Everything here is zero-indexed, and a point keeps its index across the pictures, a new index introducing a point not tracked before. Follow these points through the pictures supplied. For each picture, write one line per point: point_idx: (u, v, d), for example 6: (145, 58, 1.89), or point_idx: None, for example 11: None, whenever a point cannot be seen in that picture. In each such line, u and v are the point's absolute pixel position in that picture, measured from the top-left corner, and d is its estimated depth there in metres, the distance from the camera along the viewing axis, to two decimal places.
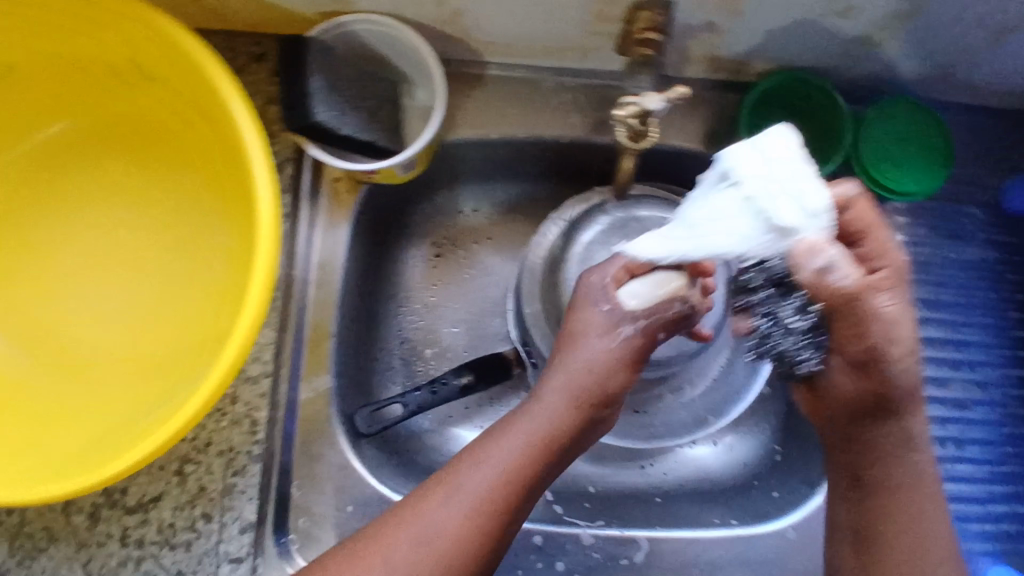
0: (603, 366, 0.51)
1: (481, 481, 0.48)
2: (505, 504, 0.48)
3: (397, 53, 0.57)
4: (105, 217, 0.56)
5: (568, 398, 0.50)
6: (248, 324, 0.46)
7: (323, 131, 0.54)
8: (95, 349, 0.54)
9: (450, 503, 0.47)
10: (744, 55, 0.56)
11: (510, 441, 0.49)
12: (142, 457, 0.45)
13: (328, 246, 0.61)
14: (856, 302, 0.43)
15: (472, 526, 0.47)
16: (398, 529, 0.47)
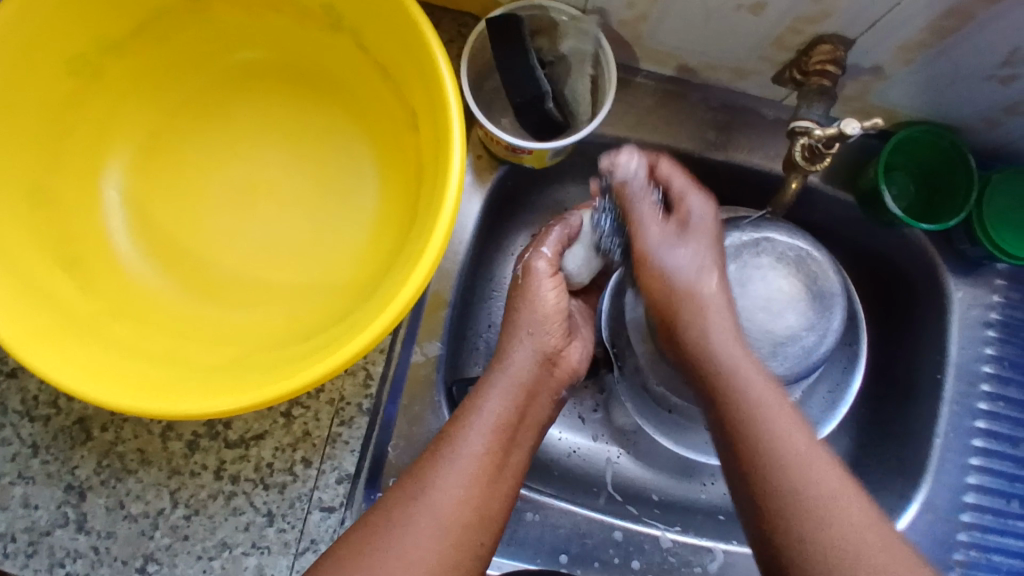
0: (527, 342, 0.56)
1: (470, 463, 0.50)
2: (492, 467, 0.51)
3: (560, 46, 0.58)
4: (258, 153, 0.57)
5: (530, 359, 0.56)
6: (419, 279, 0.47)
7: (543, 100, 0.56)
8: (233, 277, 0.55)
9: (446, 486, 0.49)
10: (891, 104, 0.59)
11: (485, 418, 0.52)
12: (290, 390, 0.46)
13: (459, 220, 0.62)
14: (651, 253, 0.51)
15: (472, 492, 0.50)
16: (404, 514, 0.48)
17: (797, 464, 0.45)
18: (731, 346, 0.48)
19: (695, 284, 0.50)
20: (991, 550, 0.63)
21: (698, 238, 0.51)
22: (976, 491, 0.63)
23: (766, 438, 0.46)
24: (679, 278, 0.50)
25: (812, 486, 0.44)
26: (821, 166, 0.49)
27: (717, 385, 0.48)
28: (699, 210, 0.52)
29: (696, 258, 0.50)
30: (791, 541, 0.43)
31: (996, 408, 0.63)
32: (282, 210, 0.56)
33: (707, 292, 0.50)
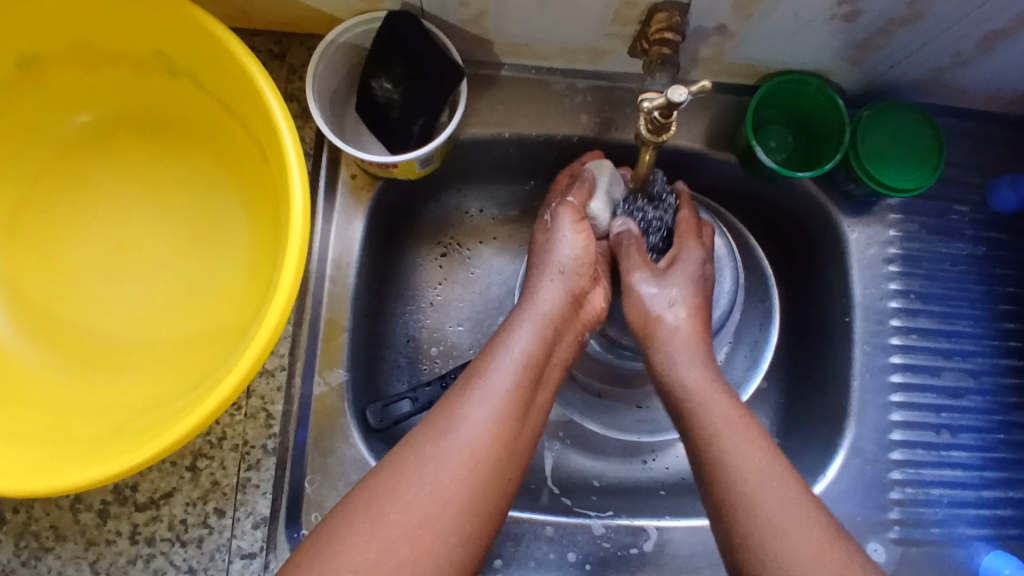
0: (550, 280, 0.57)
1: (499, 394, 0.50)
2: (519, 398, 0.51)
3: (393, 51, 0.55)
4: (123, 210, 0.57)
5: (561, 296, 0.57)
6: (279, 313, 0.47)
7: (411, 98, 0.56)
8: (112, 340, 0.55)
9: (473, 416, 0.49)
10: (748, 59, 0.59)
11: (515, 353, 0.53)
12: (166, 446, 0.45)
13: (343, 243, 0.61)
14: (635, 284, 0.58)
15: (498, 421, 0.49)
16: (433, 450, 0.48)
17: (748, 458, 0.48)
18: (695, 375, 0.54)
19: (671, 324, 0.56)
20: (929, 484, 0.63)
21: (677, 283, 0.57)
22: (902, 428, 0.63)
23: (726, 435, 0.50)
24: (655, 304, 0.57)
25: (760, 488, 0.47)
26: (667, 136, 0.49)
27: (688, 424, 0.52)
28: (691, 252, 0.59)
29: (679, 291, 0.57)
30: (739, 528, 0.46)
31: (909, 341, 0.63)
32: (154, 262, 0.56)
33: (680, 330, 0.56)
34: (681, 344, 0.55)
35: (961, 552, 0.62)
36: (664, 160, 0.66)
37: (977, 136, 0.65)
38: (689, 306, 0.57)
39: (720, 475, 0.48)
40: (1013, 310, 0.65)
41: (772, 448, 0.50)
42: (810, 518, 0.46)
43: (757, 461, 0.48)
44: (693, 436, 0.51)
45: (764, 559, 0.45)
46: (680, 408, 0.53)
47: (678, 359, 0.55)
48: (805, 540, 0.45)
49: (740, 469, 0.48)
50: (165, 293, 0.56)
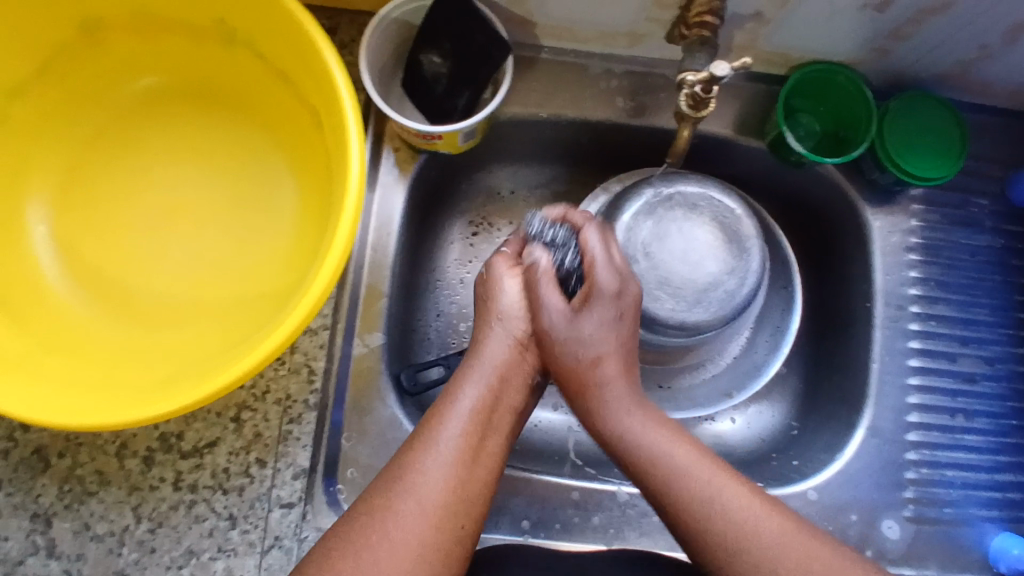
0: (503, 322, 0.56)
1: (451, 443, 0.50)
2: (466, 453, 0.50)
3: (442, 27, 0.58)
4: (177, 173, 0.60)
5: (507, 343, 0.55)
6: (331, 268, 0.49)
7: (455, 74, 0.59)
8: (162, 295, 0.58)
9: (433, 468, 0.49)
10: (779, 47, 0.62)
11: (462, 407, 0.52)
12: (219, 389, 0.48)
13: (385, 212, 0.64)
14: (547, 332, 0.54)
15: (449, 485, 0.48)
16: (383, 510, 0.47)
17: (691, 470, 0.50)
18: (625, 417, 0.53)
19: (586, 373, 0.54)
20: (943, 466, 0.65)
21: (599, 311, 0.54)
22: (919, 410, 0.65)
23: (655, 445, 0.52)
24: (571, 356, 0.54)
25: (704, 486, 0.50)
26: (706, 111, 0.51)
27: (624, 455, 0.52)
28: (604, 284, 0.54)
29: (599, 334, 0.54)
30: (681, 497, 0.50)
31: (927, 327, 0.65)
32: (201, 227, 0.59)
33: (598, 372, 0.53)
34: (603, 388, 0.54)
35: (972, 531, 0.64)
36: (695, 146, 0.69)
37: (998, 131, 0.68)
38: (608, 351, 0.54)
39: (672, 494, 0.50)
40: None
41: (707, 454, 0.52)
42: (763, 514, 0.48)
43: (703, 473, 0.50)
44: (630, 460, 0.52)
45: (731, 549, 0.48)
46: (616, 437, 0.53)
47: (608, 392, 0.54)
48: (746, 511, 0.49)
49: (685, 479, 0.50)
50: (215, 254, 0.59)
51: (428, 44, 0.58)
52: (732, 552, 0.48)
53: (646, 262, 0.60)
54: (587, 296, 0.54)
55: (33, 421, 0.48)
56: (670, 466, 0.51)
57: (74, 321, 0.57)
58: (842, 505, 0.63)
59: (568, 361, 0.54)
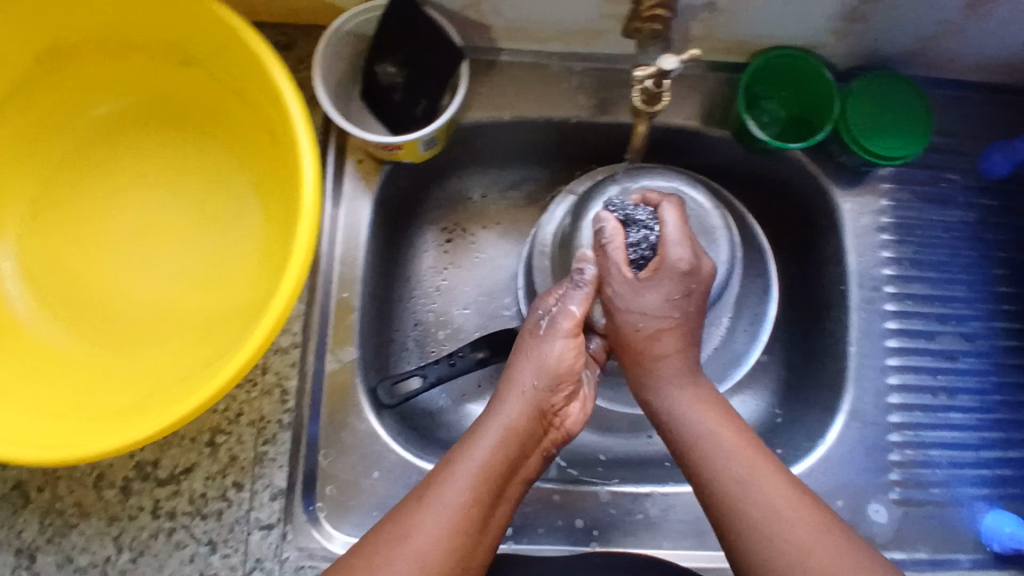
0: (527, 380, 0.55)
1: (455, 508, 0.48)
2: (470, 522, 0.48)
3: (395, 37, 0.57)
4: (141, 197, 0.59)
5: (531, 409, 0.54)
6: (290, 286, 0.49)
7: (411, 83, 0.59)
8: (132, 322, 0.57)
9: (433, 515, 0.48)
10: (737, 36, 0.61)
11: (473, 467, 0.50)
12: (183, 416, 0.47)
13: (351, 225, 0.63)
14: (610, 298, 0.56)
15: (449, 556, 0.47)
16: (387, 559, 0.46)
17: (715, 446, 0.51)
18: (678, 392, 0.54)
19: (640, 342, 0.55)
20: (927, 446, 0.64)
21: (664, 289, 0.55)
22: (899, 391, 0.64)
23: (714, 435, 0.52)
24: (627, 324, 0.55)
25: (747, 488, 0.49)
26: (660, 106, 0.51)
27: (678, 446, 0.53)
28: (674, 260, 0.55)
29: (659, 307, 0.55)
30: (729, 490, 0.49)
31: (904, 307, 0.65)
32: (168, 251, 0.59)
33: (653, 345, 0.55)
34: (656, 359, 0.55)
35: (961, 511, 0.64)
36: (661, 139, 0.68)
37: (967, 105, 0.67)
38: (661, 329, 0.55)
39: (696, 470, 0.51)
40: (1008, 275, 0.67)
41: (742, 434, 0.52)
42: (796, 514, 0.47)
43: (725, 448, 0.51)
44: (683, 448, 0.53)
45: (737, 521, 0.48)
46: (656, 413, 0.55)
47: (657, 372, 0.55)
48: (791, 520, 0.47)
49: (707, 457, 0.51)
50: (183, 279, 0.58)
51: (382, 55, 0.58)
52: (738, 523, 0.48)
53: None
54: (661, 267, 0.55)
55: (4, 459, 0.48)
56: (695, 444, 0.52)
57: (41, 354, 0.56)
58: (827, 493, 0.62)
59: (630, 331, 0.56)
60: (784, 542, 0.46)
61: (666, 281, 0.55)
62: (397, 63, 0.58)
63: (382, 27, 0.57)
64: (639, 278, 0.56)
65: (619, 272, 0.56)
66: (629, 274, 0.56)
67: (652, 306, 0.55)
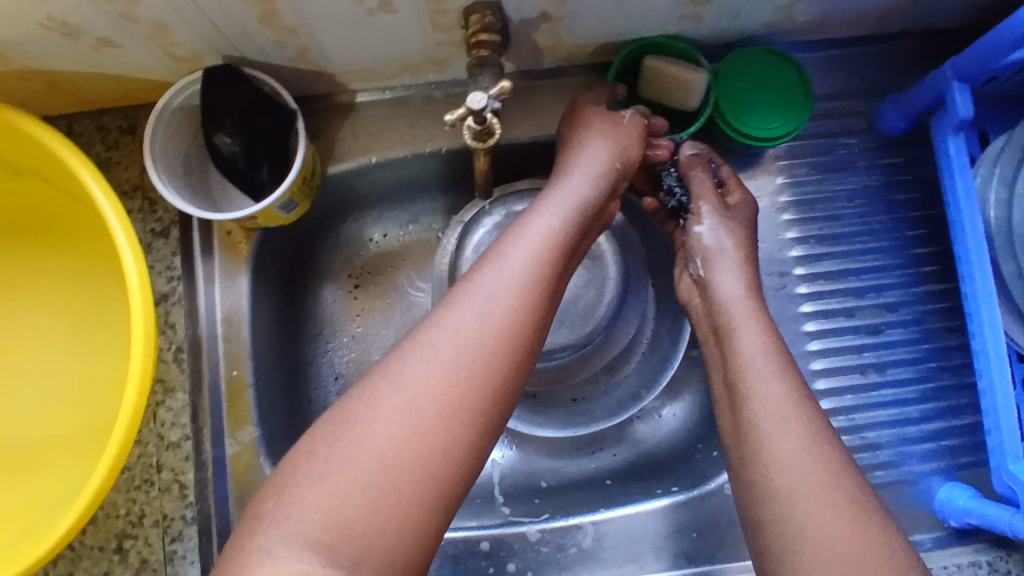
0: (574, 190, 0.52)
1: (501, 309, 0.44)
2: (518, 330, 0.44)
3: (220, 107, 0.55)
4: (4, 313, 0.57)
5: (575, 210, 0.51)
6: (135, 391, 0.47)
7: (252, 149, 0.56)
8: (10, 446, 0.55)
9: (468, 323, 0.43)
10: (587, 38, 0.58)
11: (515, 259, 0.47)
12: (43, 553, 0.46)
13: (230, 300, 0.61)
14: (704, 208, 0.57)
15: (483, 372, 0.43)
16: (407, 382, 0.41)
17: (758, 372, 0.49)
18: (741, 320, 0.52)
19: (716, 252, 0.56)
20: (864, 428, 0.61)
21: (729, 228, 0.57)
22: (825, 376, 0.61)
23: (767, 379, 0.48)
24: (716, 239, 0.56)
25: (787, 445, 0.46)
26: (493, 140, 0.49)
27: (733, 371, 0.50)
28: (740, 202, 0.59)
29: (730, 230, 0.56)
30: (761, 457, 0.46)
31: (815, 287, 0.62)
32: (41, 366, 0.57)
33: (726, 257, 0.55)
34: (720, 271, 0.55)
35: (914, 489, 0.61)
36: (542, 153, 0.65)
37: (853, 61, 0.63)
38: (730, 251, 0.56)
39: (738, 387, 0.49)
40: (928, 233, 0.63)
41: (787, 366, 0.49)
42: (831, 495, 0.44)
43: (782, 408, 0.47)
44: (735, 387, 0.50)
45: (765, 474, 0.46)
46: (716, 317, 0.53)
47: (725, 279, 0.54)
48: (824, 501, 0.44)
49: (748, 374, 0.49)
50: (56, 393, 0.56)
51: (213, 128, 0.56)
52: (758, 452, 0.47)
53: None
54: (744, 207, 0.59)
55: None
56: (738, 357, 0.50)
57: None
58: None
59: (708, 244, 0.56)
60: (811, 530, 0.43)
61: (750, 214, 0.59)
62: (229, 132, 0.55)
63: (207, 100, 0.55)
64: (711, 203, 0.57)
65: (708, 193, 0.57)
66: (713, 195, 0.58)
67: (716, 232, 0.56)
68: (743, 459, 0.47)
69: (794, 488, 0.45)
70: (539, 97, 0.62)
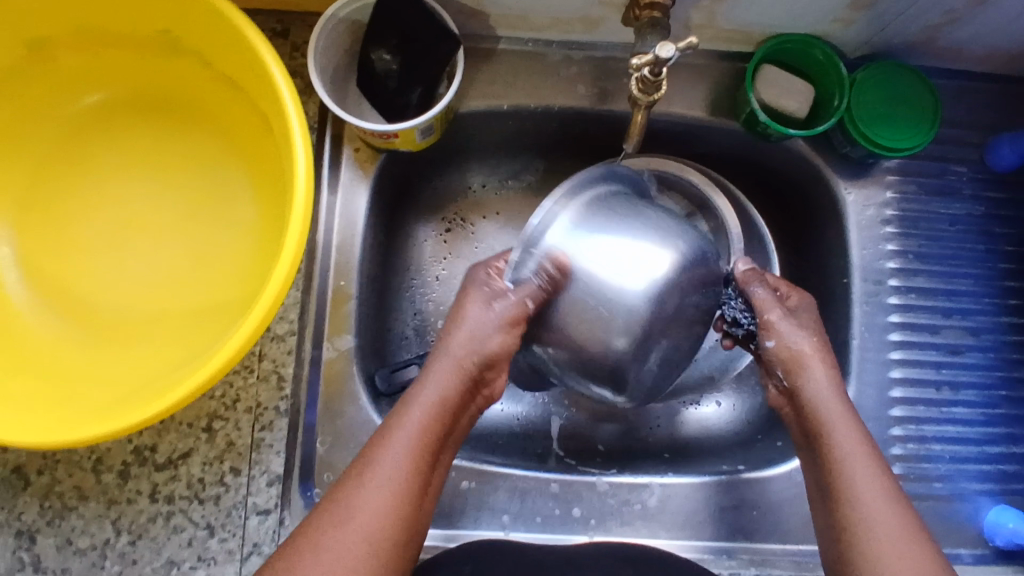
0: (444, 375, 0.51)
1: (399, 473, 0.47)
2: (410, 481, 0.48)
3: (390, 24, 0.57)
4: (127, 184, 0.59)
5: (459, 372, 0.51)
6: (286, 269, 0.49)
7: (408, 71, 0.58)
8: (122, 310, 0.57)
9: (361, 519, 0.46)
10: (738, 24, 0.60)
11: (400, 449, 0.48)
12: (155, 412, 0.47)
13: (348, 212, 0.64)
14: (773, 320, 0.55)
15: (393, 517, 0.46)
16: (324, 541, 0.45)
17: (858, 468, 0.50)
18: (834, 420, 0.52)
19: (798, 350, 0.54)
20: (930, 440, 0.63)
21: (802, 331, 0.55)
22: (901, 384, 0.64)
23: (859, 490, 0.49)
24: (794, 341, 0.54)
25: (888, 559, 0.47)
26: (656, 95, 0.51)
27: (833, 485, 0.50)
28: (801, 301, 0.57)
29: (806, 330, 0.55)
30: (865, 566, 0.47)
31: (907, 300, 0.64)
32: (161, 239, 0.58)
33: (811, 358, 0.54)
34: (810, 369, 0.53)
35: (965, 506, 0.63)
36: (662, 129, 0.68)
37: (975, 95, 0.66)
38: (812, 348, 0.54)
39: (840, 498, 0.50)
40: (1018, 269, 0.66)
41: (887, 469, 0.50)
42: None
43: (886, 516, 0.48)
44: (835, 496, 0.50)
45: None
46: (809, 424, 0.53)
47: (816, 389, 0.53)
48: None
49: (854, 485, 0.49)
50: (170, 266, 0.58)
51: (378, 43, 0.58)
52: (857, 554, 0.48)
53: (669, 308, 0.53)
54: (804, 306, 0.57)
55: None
56: (840, 465, 0.50)
57: (28, 338, 0.56)
58: None
59: (793, 347, 0.54)
60: None
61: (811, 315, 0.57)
62: (392, 50, 0.58)
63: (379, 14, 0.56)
64: (777, 307, 0.56)
65: (768, 303, 0.56)
66: (773, 299, 0.56)
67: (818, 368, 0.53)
68: (844, 561, 0.49)
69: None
70: (675, 76, 0.65)
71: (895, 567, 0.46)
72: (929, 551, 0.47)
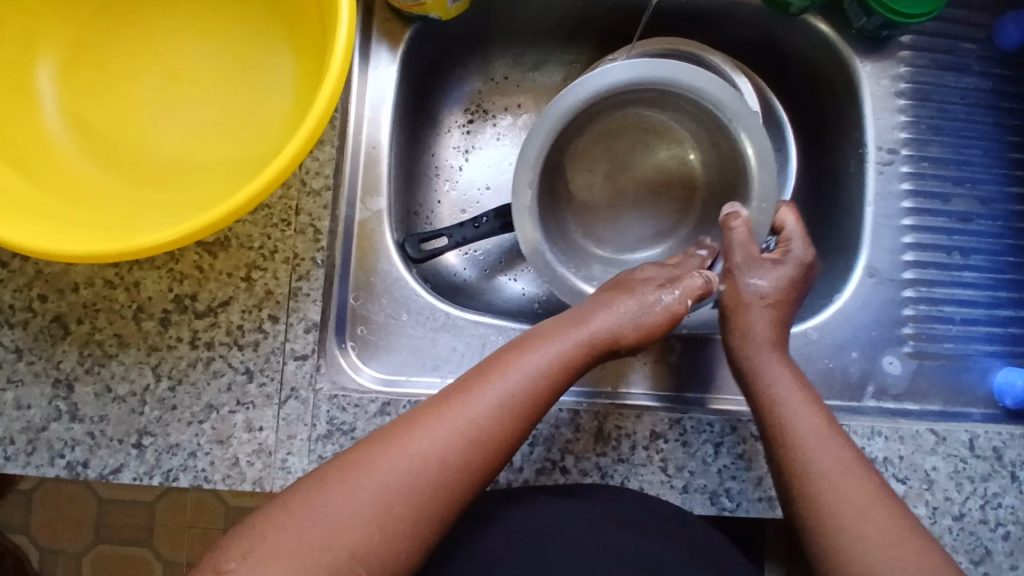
0: (555, 350, 0.52)
1: (469, 425, 0.48)
2: (475, 442, 0.47)
3: None
4: (173, 44, 0.60)
5: (574, 345, 0.53)
6: (330, 93, 0.49)
7: None
8: (171, 163, 0.58)
9: (406, 457, 0.46)
10: None
11: (478, 405, 0.49)
12: (201, 225, 0.48)
13: (381, 81, 0.66)
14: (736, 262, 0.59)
15: (431, 470, 0.46)
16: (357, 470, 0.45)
17: (798, 415, 0.53)
18: (771, 371, 0.56)
19: (753, 305, 0.58)
20: (940, 302, 0.66)
21: (770, 278, 0.59)
22: (914, 249, 0.66)
23: (802, 433, 0.52)
24: (746, 288, 0.59)
25: (836, 490, 0.50)
26: None
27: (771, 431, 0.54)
28: (791, 253, 0.60)
29: (770, 282, 0.59)
30: (813, 503, 0.50)
31: (919, 168, 0.67)
32: (206, 96, 0.60)
33: (762, 311, 0.58)
34: (758, 325, 0.58)
35: (975, 368, 0.65)
36: (683, 7, 0.70)
37: None
38: (773, 300, 0.59)
39: (779, 441, 0.53)
40: None
41: (826, 414, 0.54)
42: (888, 525, 0.48)
43: (829, 457, 0.51)
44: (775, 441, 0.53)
45: (827, 517, 0.49)
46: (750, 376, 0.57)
47: (755, 338, 0.57)
48: (881, 533, 0.47)
49: (793, 426, 0.53)
50: (214, 121, 0.59)
51: None
52: (805, 488, 0.50)
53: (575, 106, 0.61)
54: (793, 270, 0.60)
55: (36, 250, 0.49)
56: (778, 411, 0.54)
57: (75, 182, 0.57)
58: (843, 343, 0.64)
59: (754, 293, 0.59)
60: (866, 546, 0.47)
61: (782, 275, 0.59)
62: None
63: None
64: (744, 262, 0.59)
65: (737, 246, 0.59)
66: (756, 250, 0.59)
67: (762, 309, 0.58)
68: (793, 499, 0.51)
69: (874, 532, 0.47)
70: None
71: (847, 500, 0.49)
72: (873, 488, 0.50)
